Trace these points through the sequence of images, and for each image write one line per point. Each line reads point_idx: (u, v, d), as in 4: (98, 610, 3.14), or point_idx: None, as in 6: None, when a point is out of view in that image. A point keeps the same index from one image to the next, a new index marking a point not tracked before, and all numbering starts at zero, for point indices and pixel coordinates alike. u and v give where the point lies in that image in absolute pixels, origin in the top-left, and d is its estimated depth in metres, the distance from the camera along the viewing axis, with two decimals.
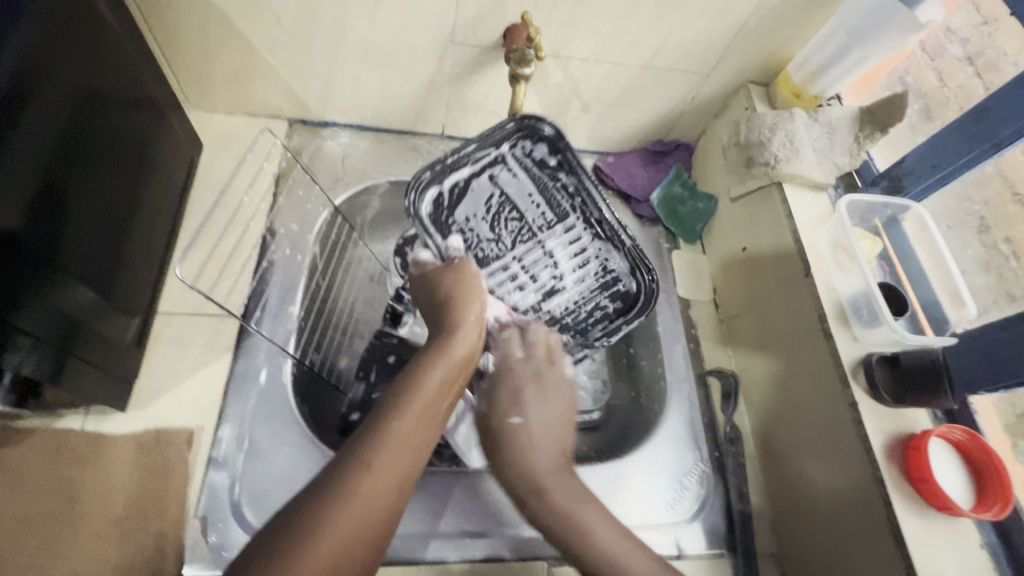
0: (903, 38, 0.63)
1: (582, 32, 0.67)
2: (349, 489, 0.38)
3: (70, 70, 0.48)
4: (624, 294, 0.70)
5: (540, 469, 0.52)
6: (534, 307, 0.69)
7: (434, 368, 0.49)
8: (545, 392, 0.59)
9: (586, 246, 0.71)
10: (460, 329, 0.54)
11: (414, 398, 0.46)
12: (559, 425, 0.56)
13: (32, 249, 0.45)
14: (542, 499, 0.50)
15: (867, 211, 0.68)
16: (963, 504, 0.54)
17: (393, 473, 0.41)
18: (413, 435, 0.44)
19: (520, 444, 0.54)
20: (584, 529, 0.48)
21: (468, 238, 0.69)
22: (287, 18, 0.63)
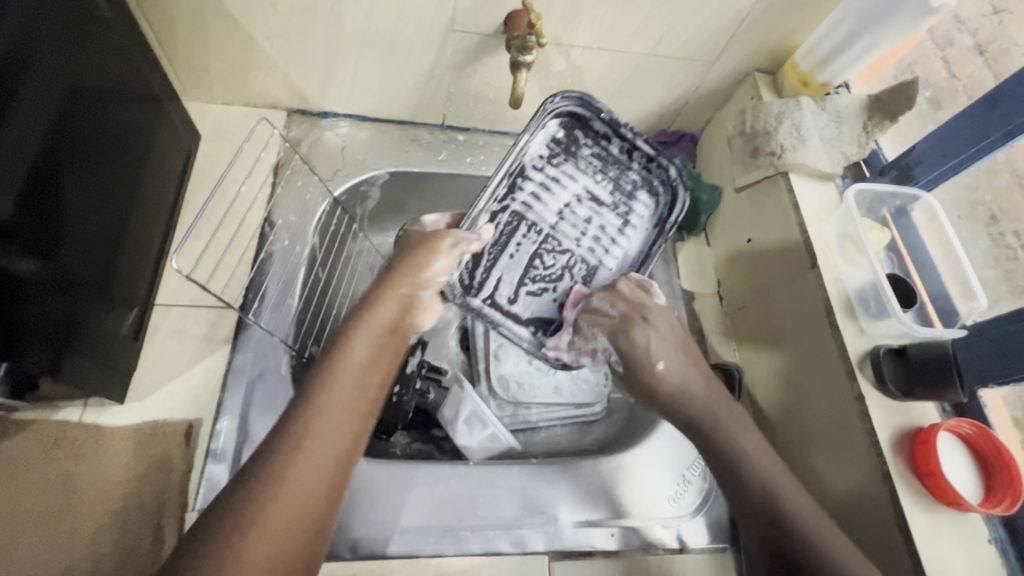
0: (914, 24, 0.62)
1: (585, 20, 0.66)
2: (283, 468, 0.42)
3: (59, 53, 0.47)
4: (570, 119, 0.69)
5: (697, 394, 0.57)
6: (614, 199, 0.70)
7: (357, 341, 0.52)
8: (659, 329, 0.61)
9: (537, 176, 0.68)
10: (388, 297, 0.56)
11: (334, 374, 0.48)
12: (685, 354, 0.60)
13: (29, 243, 0.44)
14: (707, 441, 0.54)
15: (875, 201, 0.67)
16: (971, 499, 0.53)
17: (325, 450, 0.44)
18: (342, 411, 0.46)
19: (673, 391, 0.57)
20: (725, 433, 0.54)
21: (558, 273, 0.67)
22: (284, 6, 0.62)
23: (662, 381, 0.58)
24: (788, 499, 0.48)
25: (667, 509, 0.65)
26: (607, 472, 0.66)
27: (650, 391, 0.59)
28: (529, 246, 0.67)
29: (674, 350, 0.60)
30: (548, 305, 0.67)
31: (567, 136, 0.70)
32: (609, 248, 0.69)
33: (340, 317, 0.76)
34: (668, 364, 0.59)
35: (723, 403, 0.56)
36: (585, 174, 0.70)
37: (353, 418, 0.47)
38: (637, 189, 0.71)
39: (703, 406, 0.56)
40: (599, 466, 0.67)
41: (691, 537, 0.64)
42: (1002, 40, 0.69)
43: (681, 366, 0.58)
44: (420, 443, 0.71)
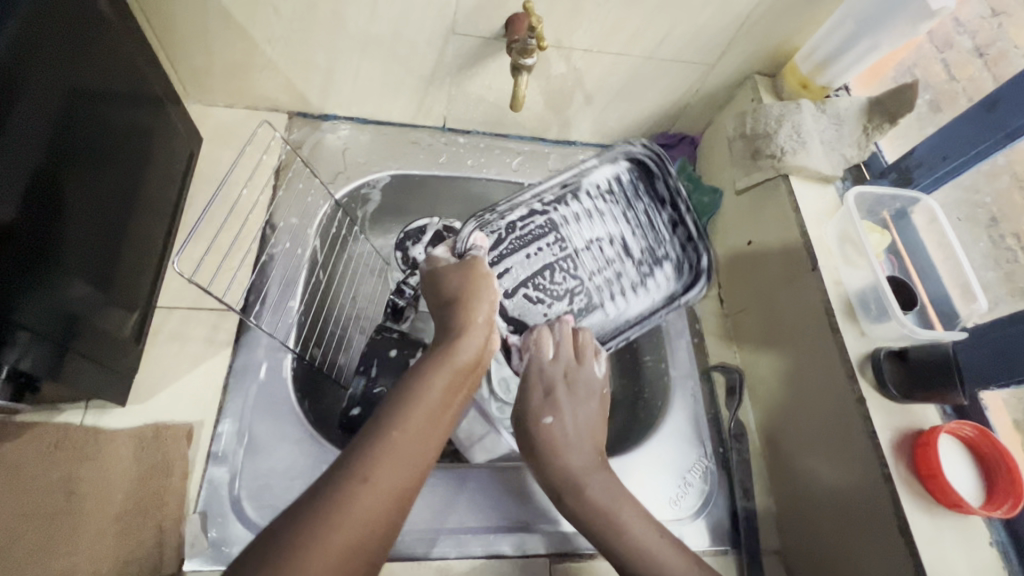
0: (913, 26, 0.62)
1: (586, 23, 0.66)
2: (346, 502, 0.37)
3: (61, 57, 0.47)
4: (633, 164, 0.71)
5: (572, 467, 0.53)
6: (637, 282, 0.69)
7: (438, 375, 0.48)
8: (575, 392, 0.58)
9: (580, 197, 0.69)
10: (468, 332, 0.52)
11: (410, 408, 0.44)
12: (594, 424, 0.57)
13: (30, 245, 0.44)
14: (576, 496, 0.52)
15: (874, 204, 0.67)
16: (972, 501, 0.53)
17: (392, 489, 0.39)
18: (418, 449, 0.42)
19: (554, 444, 0.55)
20: (625, 522, 0.51)
21: (550, 291, 0.67)
22: (285, 9, 0.62)
23: (563, 454, 0.54)
24: (637, 526, 0.50)
25: (669, 512, 0.65)
26: None
27: (533, 444, 0.55)
28: (546, 257, 0.67)
29: (590, 429, 0.56)
30: (537, 317, 0.66)
31: (630, 182, 0.71)
32: (615, 296, 0.69)
33: (340, 322, 0.74)
34: (557, 420, 0.55)
35: (596, 461, 0.54)
36: (625, 223, 0.70)
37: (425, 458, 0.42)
38: (667, 265, 0.70)
39: (581, 467, 0.53)
40: None
41: (694, 541, 0.64)
42: (1001, 43, 0.69)
43: (572, 425, 0.56)
44: None
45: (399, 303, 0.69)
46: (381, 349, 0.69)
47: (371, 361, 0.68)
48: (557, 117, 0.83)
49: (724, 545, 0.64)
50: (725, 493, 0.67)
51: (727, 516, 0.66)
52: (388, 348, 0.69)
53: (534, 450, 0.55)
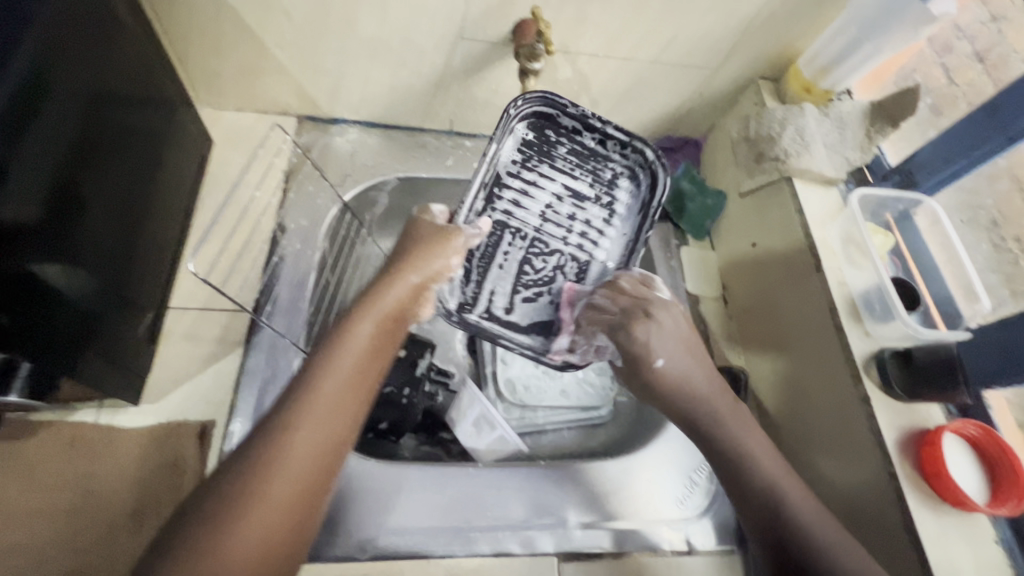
0: (917, 30, 0.63)
1: (592, 27, 0.67)
2: (285, 448, 0.41)
3: (81, 61, 0.48)
4: (536, 117, 0.69)
5: (700, 397, 0.56)
6: (604, 219, 0.71)
7: (363, 322, 0.51)
8: (662, 326, 0.60)
9: (507, 177, 0.69)
10: (394, 285, 0.56)
11: (340, 355, 0.48)
12: (689, 353, 0.59)
13: (50, 246, 0.45)
14: (722, 430, 0.54)
15: (878, 206, 0.67)
16: (977, 499, 0.53)
17: (326, 431, 0.43)
18: (337, 396, 0.45)
19: (670, 385, 0.57)
20: (745, 468, 0.52)
21: (542, 276, 0.69)
22: (297, 14, 0.63)
23: (689, 386, 0.57)
24: (796, 503, 0.49)
25: (675, 511, 0.66)
26: (615, 474, 0.67)
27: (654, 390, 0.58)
28: (517, 252, 0.69)
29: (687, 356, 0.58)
30: (543, 309, 0.69)
31: (538, 136, 0.70)
32: (597, 241, 0.71)
33: None
34: (668, 360, 0.58)
35: (725, 402, 0.56)
36: (560, 173, 0.71)
37: (349, 406, 0.46)
38: (616, 180, 0.72)
39: (718, 402, 0.56)
40: (607, 468, 0.67)
41: (699, 539, 0.65)
42: (1001, 48, 0.69)
43: (684, 364, 0.58)
44: (428, 446, 0.71)
45: None
46: None
47: None
48: None
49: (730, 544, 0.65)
50: None
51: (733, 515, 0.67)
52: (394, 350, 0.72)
53: (648, 389, 0.59)
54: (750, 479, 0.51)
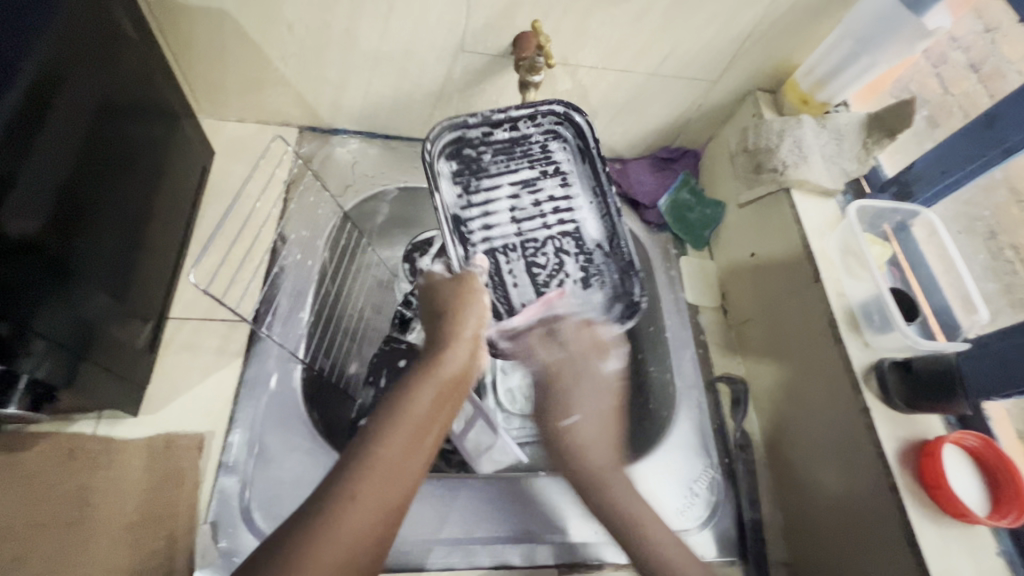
0: (912, 44, 0.64)
1: (591, 40, 0.68)
2: (336, 524, 0.37)
3: (88, 73, 0.49)
4: (452, 151, 0.69)
5: (597, 467, 0.58)
6: (564, 194, 0.71)
7: (422, 389, 0.46)
8: (587, 389, 0.63)
9: (467, 212, 0.69)
10: (454, 344, 0.52)
11: (398, 424, 0.43)
12: (606, 419, 0.62)
13: (53, 255, 0.45)
14: (600, 492, 0.56)
15: (876, 217, 0.68)
16: (978, 511, 0.53)
17: (378, 506, 0.39)
18: (399, 469, 0.41)
19: (571, 443, 0.60)
20: (607, 493, 0.56)
21: (550, 262, 0.69)
22: (299, 26, 0.64)
23: (586, 451, 0.59)
24: (655, 530, 0.53)
25: (676, 523, 0.65)
26: None
27: (557, 444, 0.61)
28: (518, 262, 0.69)
29: (598, 437, 0.60)
30: (571, 290, 0.68)
31: (462, 160, 0.70)
32: (572, 211, 0.71)
33: (350, 332, 0.74)
34: (583, 419, 0.61)
35: (614, 461, 0.59)
36: (503, 178, 0.70)
37: (408, 480, 0.41)
38: (547, 144, 0.71)
39: (605, 461, 0.58)
40: None
41: (700, 551, 0.64)
42: (993, 59, 0.73)
43: (596, 429, 0.60)
44: None
45: (406, 315, 0.76)
46: (389, 360, 0.75)
47: (381, 371, 0.74)
48: None
49: (731, 556, 0.65)
50: (732, 503, 0.68)
51: (734, 527, 0.66)
52: (397, 359, 0.75)
53: (560, 452, 0.61)
54: (613, 521, 0.55)
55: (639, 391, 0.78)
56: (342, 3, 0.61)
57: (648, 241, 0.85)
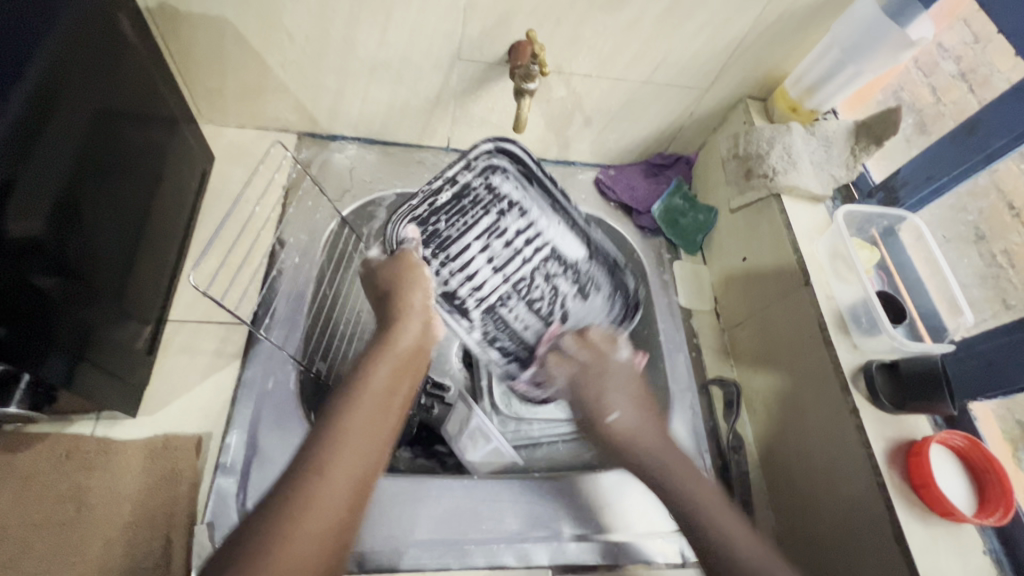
0: (895, 54, 0.66)
1: (585, 49, 0.69)
2: (310, 496, 0.41)
3: (90, 78, 0.50)
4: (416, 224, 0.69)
5: (646, 465, 0.55)
6: (529, 227, 0.76)
7: (380, 365, 0.51)
8: (613, 381, 0.62)
9: (453, 285, 0.73)
10: (405, 320, 0.56)
11: (362, 398, 0.48)
12: (644, 414, 0.59)
13: (52, 256, 0.46)
14: (664, 481, 0.54)
15: (864, 222, 0.69)
16: (965, 510, 0.54)
17: (349, 472, 0.43)
18: (363, 437, 0.45)
19: (625, 441, 0.57)
20: (682, 485, 0.53)
21: (544, 289, 0.76)
22: (299, 35, 0.65)
23: (639, 439, 0.56)
24: (719, 512, 0.51)
25: (669, 523, 0.66)
26: (609, 486, 0.68)
27: (611, 442, 0.58)
28: (519, 306, 0.75)
29: (642, 425, 0.58)
30: (575, 307, 0.75)
31: (427, 230, 0.71)
32: (542, 235, 0.76)
33: (346, 335, 0.75)
34: (624, 416, 0.58)
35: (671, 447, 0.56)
36: (468, 236, 0.74)
37: (377, 444, 0.46)
38: (506, 179, 0.74)
39: (669, 453, 0.55)
40: (603, 480, 0.68)
41: (693, 551, 0.65)
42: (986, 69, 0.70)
43: (636, 421, 0.58)
44: (424, 458, 0.72)
45: None
46: None
47: None
48: (557, 138, 0.86)
49: None
50: None
51: None
52: None
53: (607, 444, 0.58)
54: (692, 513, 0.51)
55: None
56: (341, 11, 0.63)
57: (643, 247, 0.87)
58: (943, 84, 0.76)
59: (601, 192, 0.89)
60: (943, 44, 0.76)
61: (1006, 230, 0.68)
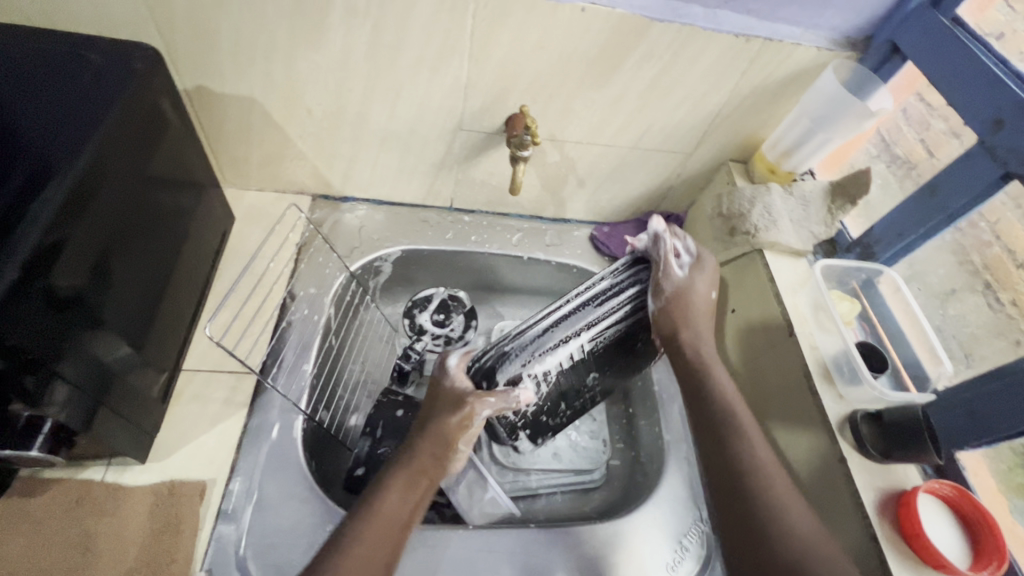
0: (860, 121, 0.73)
1: (576, 119, 0.76)
2: None
3: (138, 154, 0.57)
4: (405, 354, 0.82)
5: (703, 349, 0.63)
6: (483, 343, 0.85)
7: (394, 485, 0.54)
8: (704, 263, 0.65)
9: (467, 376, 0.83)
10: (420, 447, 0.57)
11: (377, 515, 0.51)
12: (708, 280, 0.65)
13: (89, 308, 0.51)
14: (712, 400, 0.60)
15: (843, 275, 0.74)
16: (960, 563, 0.54)
17: None
18: (377, 551, 0.49)
19: (693, 312, 0.63)
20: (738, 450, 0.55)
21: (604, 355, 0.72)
22: (318, 110, 0.73)
23: (693, 322, 0.63)
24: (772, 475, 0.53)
25: None
26: (607, 538, 0.67)
27: (682, 315, 0.62)
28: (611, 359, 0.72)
29: (709, 275, 0.65)
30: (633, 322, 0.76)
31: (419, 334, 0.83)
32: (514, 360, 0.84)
33: (349, 386, 0.81)
34: (694, 275, 0.63)
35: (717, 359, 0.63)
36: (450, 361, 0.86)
37: (382, 558, 0.49)
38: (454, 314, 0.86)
39: (706, 349, 0.63)
40: (597, 533, 0.68)
41: None
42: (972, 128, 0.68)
43: (707, 287, 0.64)
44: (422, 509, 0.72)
45: (405, 368, 0.80)
46: (388, 412, 0.76)
47: (377, 423, 0.75)
48: (553, 198, 0.92)
49: None
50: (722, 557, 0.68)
51: None
52: (394, 409, 0.76)
53: (681, 322, 0.63)
54: (744, 473, 0.53)
55: (628, 443, 0.85)
56: (356, 90, 0.70)
57: None
58: (934, 139, 0.75)
59: (596, 248, 0.95)
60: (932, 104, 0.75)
61: (1007, 281, 0.68)
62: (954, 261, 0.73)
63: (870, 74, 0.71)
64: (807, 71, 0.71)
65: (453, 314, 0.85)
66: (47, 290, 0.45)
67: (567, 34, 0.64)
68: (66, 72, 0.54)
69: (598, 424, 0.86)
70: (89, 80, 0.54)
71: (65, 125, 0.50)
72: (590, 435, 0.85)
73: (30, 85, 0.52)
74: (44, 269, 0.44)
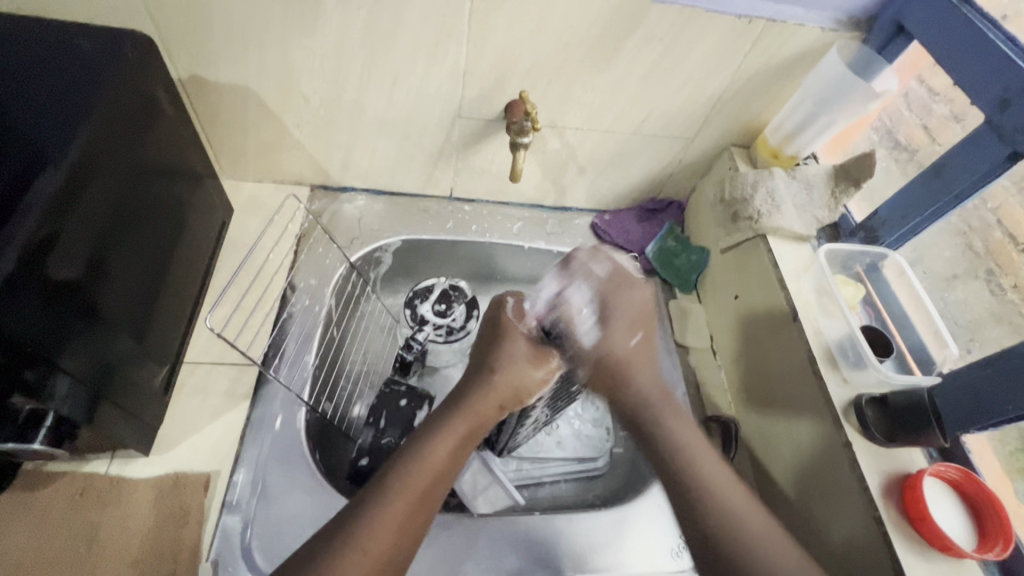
0: (864, 104, 0.72)
1: (575, 105, 0.75)
2: (360, 547, 0.46)
3: (132, 143, 0.56)
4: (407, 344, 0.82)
5: (646, 391, 0.60)
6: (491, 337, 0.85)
7: (444, 439, 0.55)
8: (622, 308, 0.62)
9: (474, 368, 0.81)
10: (477, 401, 0.59)
11: (413, 473, 0.51)
12: (632, 315, 0.62)
13: (87, 298, 0.50)
14: (658, 425, 0.58)
15: (848, 259, 0.73)
16: (965, 545, 0.54)
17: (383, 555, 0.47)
18: (407, 516, 0.49)
19: (627, 366, 0.61)
20: (700, 471, 0.54)
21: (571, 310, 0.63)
22: (314, 99, 0.72)
23: (635, 373, 0.60)
24: (733, 497, 0.52)
25: (671, 564, 0.66)
26: (612, 525, 0.68)
27: (617, 383, 0.60)
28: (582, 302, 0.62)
29: (625, 310, 0.62)
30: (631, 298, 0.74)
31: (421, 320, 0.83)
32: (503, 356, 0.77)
33: (352, 377, 0.81)
34: (639, 343, 0.62)
35: (664, 393, 0.60)
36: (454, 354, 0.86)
37: (413, 528, 0.49)
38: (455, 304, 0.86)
39: (655, 392, 0.60)
40: (602, 520, 0.68)
41: None
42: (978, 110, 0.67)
43: (642, 349, 0.62)
44: None
45: (407, 358, 0.79)
46: (392, 400, 0.75)
47: (380, 413, 0.74)
48: (554, 186, 0.91)
49: None
50: None
51: None
52: (398, 399, 0.76)
53: (615, 372, 0.60)
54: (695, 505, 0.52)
55: None
56: (353, 77, 0.69)
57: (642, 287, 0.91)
58: (935, 125, 0.74)
59: (597, 236, 0.94)
60: (934, 89, 0.74)
61: (1011, 264, 0.68)
62: (959, 244, 0.72)
63: (874, 55, 0.69)
64: (810, 53, 0.70)
65: (454, 305, 0.85)
66: (44, 280, 0.45)
67: (565, 18, 0.63)
68: (58, 62, 0.53)
69: (600, 413, 0.85)
70: (81, 68, 0.53)
71: (58, 114, 0.49)
72: (593, 424, 0.84)
73: (22, 74, 0.52)
74: (39, 260, 0.44)
